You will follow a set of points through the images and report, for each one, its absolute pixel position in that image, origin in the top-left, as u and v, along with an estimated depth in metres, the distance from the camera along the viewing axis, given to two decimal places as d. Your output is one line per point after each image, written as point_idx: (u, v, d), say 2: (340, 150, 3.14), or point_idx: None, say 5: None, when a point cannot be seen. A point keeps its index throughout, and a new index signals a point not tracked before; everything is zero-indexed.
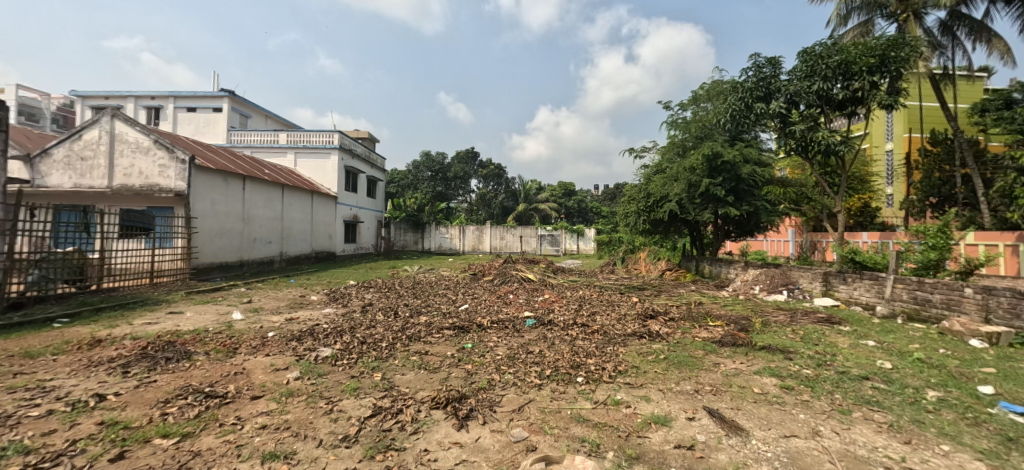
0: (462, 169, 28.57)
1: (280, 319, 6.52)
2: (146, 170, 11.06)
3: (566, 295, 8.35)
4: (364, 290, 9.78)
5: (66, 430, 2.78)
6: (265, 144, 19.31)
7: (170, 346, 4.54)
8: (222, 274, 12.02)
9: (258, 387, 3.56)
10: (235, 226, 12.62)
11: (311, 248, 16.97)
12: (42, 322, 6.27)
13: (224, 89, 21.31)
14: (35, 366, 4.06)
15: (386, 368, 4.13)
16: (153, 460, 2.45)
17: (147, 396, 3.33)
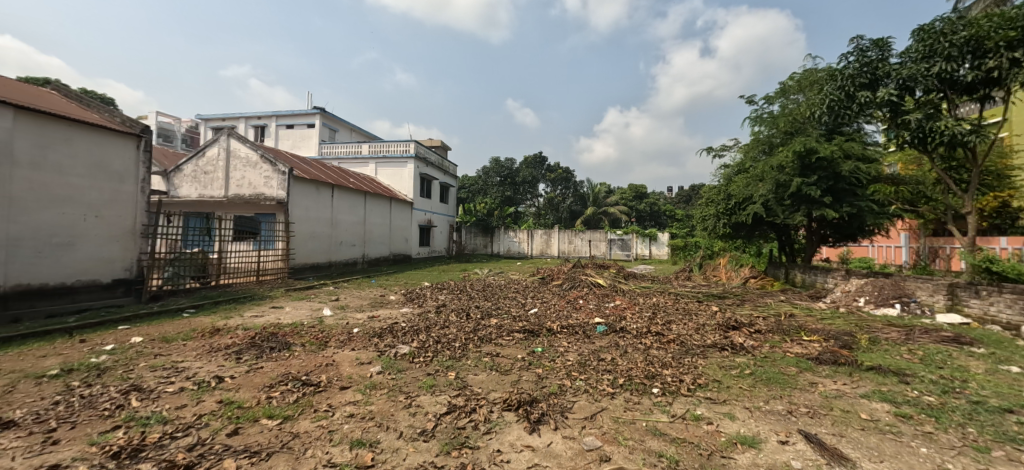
0: (531, 173, 28.82)
1: (363, 317, 7.02)
2: (254, 181, 12.54)
3: (638, 302, 8.05)
4: (438, 291, 10.20)
5: (194, 405, 3.23)
6: (350, 155, 20.98)
7: (273, 337, 5.09)
8: (314, 273, 13.25)
9: (346, 378, 3.86)
10: (325, 230, 13.84)
11: (389, 251, 18.09)
12: (175, 311, 7.37)
13: (316, 106, 23.55)
14: (171, 349, 4.77)
15: (460, 368, 4.27)
16: (261, 438, 2.75)
17: (256, 380, 3.75)
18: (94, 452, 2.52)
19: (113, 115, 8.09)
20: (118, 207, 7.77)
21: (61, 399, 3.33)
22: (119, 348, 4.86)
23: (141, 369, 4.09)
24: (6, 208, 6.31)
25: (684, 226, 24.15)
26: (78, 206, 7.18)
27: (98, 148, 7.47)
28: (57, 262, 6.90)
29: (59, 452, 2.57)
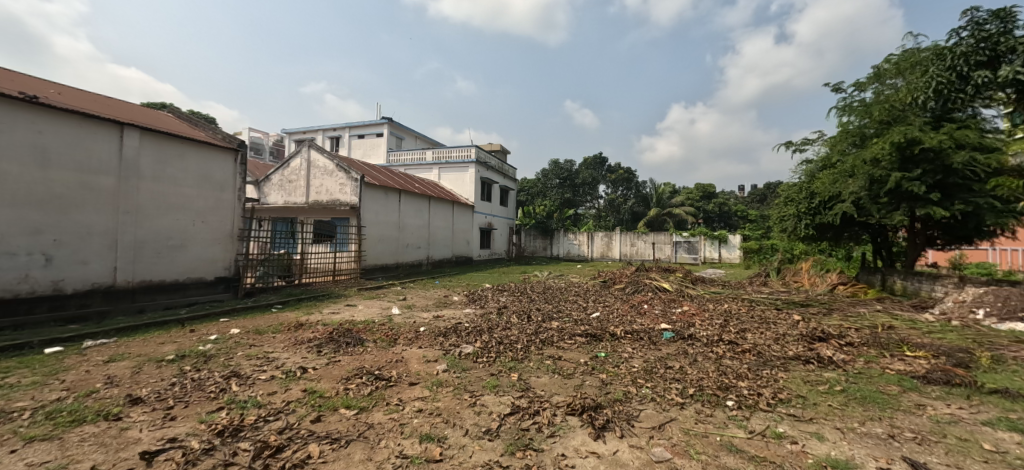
0: (591, 175, 28.33)
1: (429, 316, 7.31)
2: (331, 188, 13.54)
3: (708, 308, 7.59)
4: (499, 293, 10.35)
5: (283, 392, 3.55)
6: (416, 161, 21.97)
7: (349, 333, 5.46)
8: (383, 274, 14.03)
9: (414, 374, 4.04)
10: (393, 233, 14.59)
11: (452, 253, 18.65)
12: (266, 306, 8.18)
13: (385, 117, 24.95)
14: (263, 340, 5.29)
15: (522, 369, 4.29)
16: (341, 426, 2.96)
17: (335, 373, 4.05)
18: (203, 429, 2.86)
19: (216, 132, 9.15)
20: (219, 214, 8.77)
21: (177, 380, 3.81)
22: (221, 338, 5.47)
23: (239, 357, 4.57)
24: (136, 215, 7.37)
25: (758, 228, 22.44)
26: (189, 213, 8.20)
27: (204, 162, 8.50)
28: (173, 261, 7.94)
29: (176, 427, 2.94)
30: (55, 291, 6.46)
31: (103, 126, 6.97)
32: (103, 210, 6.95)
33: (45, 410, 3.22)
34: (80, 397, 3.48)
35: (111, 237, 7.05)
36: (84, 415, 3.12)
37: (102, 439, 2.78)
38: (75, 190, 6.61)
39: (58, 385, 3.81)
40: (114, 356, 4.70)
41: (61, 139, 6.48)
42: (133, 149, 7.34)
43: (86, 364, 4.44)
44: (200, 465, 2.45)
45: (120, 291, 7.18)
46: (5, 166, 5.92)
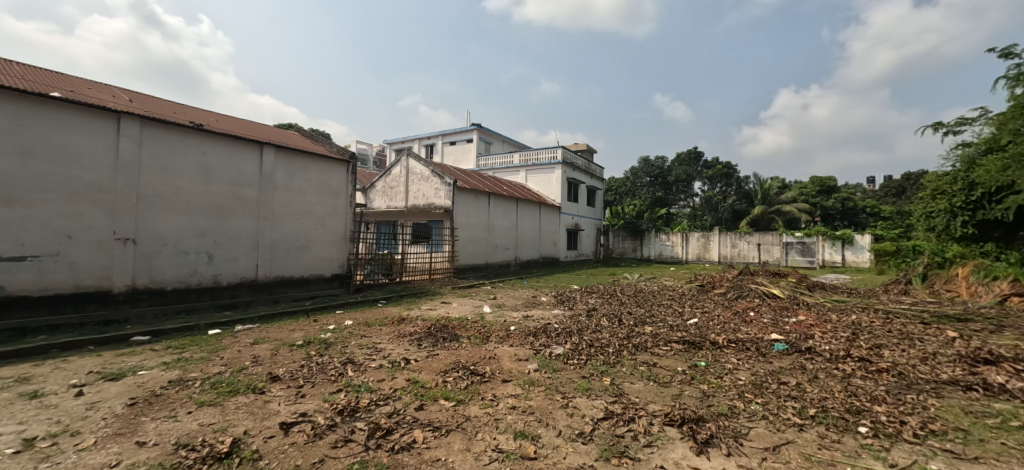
0: (685, 171, 26.48)
1: (519, 316, 7.46)
2: (427, 193, 14.49)
3: (830, 319, 6.65)
4: (587, 295, 10.17)
5: (390, 381, 3.88)
6: (503, 164, 22.55)
7: (446, 329, 5.79)
8: (474, 274, 14.63)
9: (507, 372, 4.15)
10: (483, 234, 15.15)
11: (539, 254, 18.83)
12: (373, 301, 9.03)
13: (474, 123, 26.04)
14: (371, 332, 5.85)
15: (615, 374, 4.17)
16: (441, 416, 3.14)
17: (434, 365, 4.32)
18: (327, 408, 3.24)
19: (333, 147, 10.33)
20: (335, 218, 9.87)
21: (305, 363, 4.38)
22: (337, 328, 6.16)
23: (353, 346, 5.11)
24: (271, 220, 8.62)
25: (895, 226, 19.09)
26: (312, 218, 9.36)
27: (324, 173, 9.64)
28: (299, 259, 9.13)
29: (305, 403, 3.37)
30: (215, 283, 7.80)
31: (247, 145, 8.25)
32: (248, 216, 8.25)
33: (209, 381, 3.90)
34: (234, 372, 4.16)
35: (254, 239, 8.32)
36: (237, 387, 3.72)
37: (251, 408, 3.29)
38: (228, 200, 7.94)
39: (219, 361, 4.60)
40: (257, 339, 5.55)
41: (219, 158, 7.82)
42: (270, 164, 8.59)
43: (238, 345, 5.30)
44: (325, 439, 2.77)
45: (260, 284, 8.45)
46: (181, 182, 7.33)
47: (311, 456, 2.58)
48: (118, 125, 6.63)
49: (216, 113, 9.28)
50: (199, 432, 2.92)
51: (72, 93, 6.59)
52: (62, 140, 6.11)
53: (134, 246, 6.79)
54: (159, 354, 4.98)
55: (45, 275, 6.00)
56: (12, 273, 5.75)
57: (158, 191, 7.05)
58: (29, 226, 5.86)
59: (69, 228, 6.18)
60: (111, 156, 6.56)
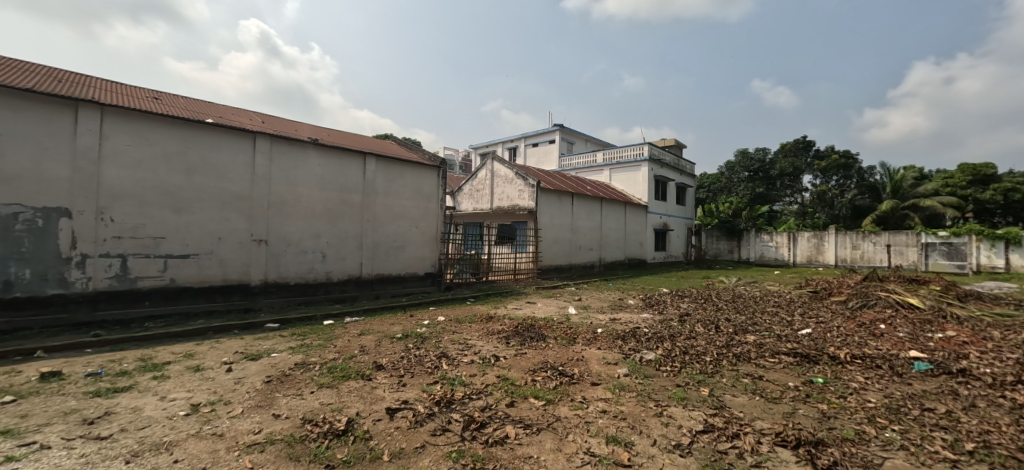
0: (792, 163, 23.63)
1: (605, 318, 7.28)
2: (511, 194, 14.80)
3: (991, 336, 5.47)
4: (679, 299, 9.57)
5: (481, 376, 4.03)
6: (587, 163, 22.16)
7: (532, 328, 5.86)
8: (558, 275, 14.61)
9: (596, 375, 4.08)
10: (566, 235, 15.07)
11: (625, 255, 18.21)
12: (462, 299, 9.48)
13: (557, 124, 26.01)
14: (462, 329, 6.13)
15: (714, 385, 3.89)
16: (532, 414, 3.18)
17: (523, 363, 4.41)
18: (425, 398, 3.46)
19: (425, 154, 11.03)
20: (428, 220, 10.52)
21: (405, 355, 4.73)
22: (431, 324, 6.56)
23: (446, 341, 5.40)
24: (373, 223, 9.45)
25: None
26: (407, 220, 10.08)
27: (418, 178, 10.33)
28: (397, 259, 9.89)
29: (406, 392, 3.65)
30: (328, 279, 8.77)
31: (353, 155, 9.15)
32: (354, 220, 9.14)
33: (326, 366, 4.39)
34: (346, 359, 4.65)
35: (359, 240, 9.20)
36: (349, 373, 4.15)
37: (361, 392, 3.65)
38: (338, 205, 8.88)
39: (333, 348, 5.17)
40: (364, 331, 6.13)
41: (330, 168, 8.78)
42: (372, 171, 9.43)
43: (347, 335, 5.90)
44: (425, 427, 2.97)
45: (364, 281, 9.32)
46: (302, 190, 8.37)
47: (414, 441, 2.79)
48: (253, 142, 7.76)
49: (327, 128, 10.46)
50: (320, 410, 3.30)
51: (220, 118, 7.87)
52: (213, 157, 7.32)
53: (266, 246, 7.91)
54: (286, 340, 5.74)
55: (202, 270, 7.23)
56: (180, 268, 7.02)
57: (284, 199, 8.12)
58: (191, 230, 7.11)
59: (219, 231, 7.38)
60: (249, 170, 7.71)
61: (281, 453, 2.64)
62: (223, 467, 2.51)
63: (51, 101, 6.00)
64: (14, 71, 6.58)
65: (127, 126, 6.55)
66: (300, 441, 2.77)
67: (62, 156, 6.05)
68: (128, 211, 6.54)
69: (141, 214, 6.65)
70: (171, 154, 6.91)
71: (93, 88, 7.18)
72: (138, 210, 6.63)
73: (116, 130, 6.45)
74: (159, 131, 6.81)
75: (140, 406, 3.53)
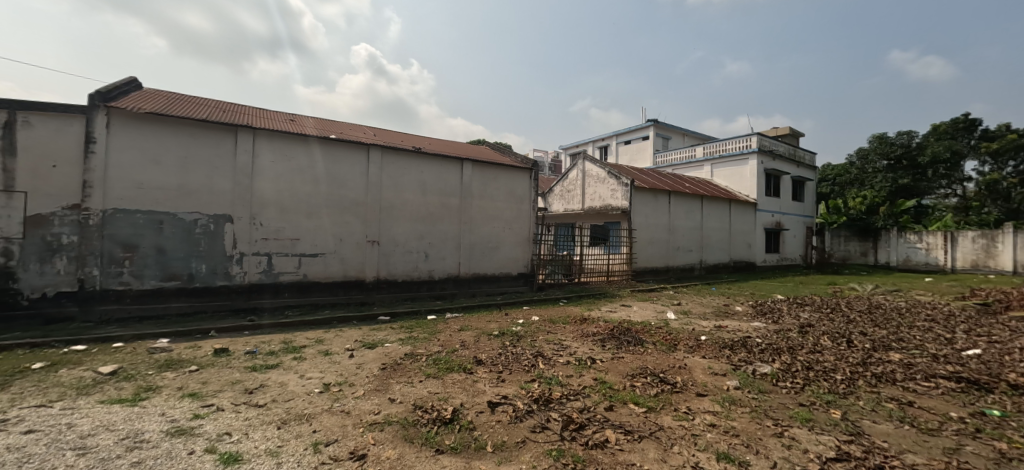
0: (949, 145, 19.50)
1: (710, 325, 6.77)
2: (603, 195, 14.50)
3: None
4: (798, 307, 8.52)
5: (577, 377, 4.02)
6: (685, 159, 20.76)
7: (629, 332, 5.67)
8: (654, 277, 13.93)
9: (702, 385, 3.82)
10: (663, 235, 14.30)
11: (730, 257, 16.69)
12: (555, 299, 9.55)
13: (651, 119, 24.85)
14: (557, 329, 6.16)
15: (847, 408, 3.40)
16: (632, 420, 3.09)
17: (620, 368, 4.29)
18: (524, 395, 3.55)
19: (518, 157, 11.32)
20: (521, 221, 10.76)
21: (502, 351, 4.91)
22: (526, 322, 6.71)
23: (541, 341, 5.48)
24: (470, 225, 9.94)
25: None
26: (501, 222, 10.42)
27: (511, 181, 10.62)
28: (492, 259, 10.27)
29: (505, 388, 3.78)
30: (430, 277, 9.42)
31: (451, 161, 9.72)
32: (452, 222, 9.71)
33: (431, 358, 4.73)
34: (449, 353, 4.96)
35: (457, 241, 9.75)
36: (452, 365, 4.42)
37: (463, 384, 3.87)
38: (438, 209, 9.51)
39: (437, 341, 5.56)
40: (463, 327, 6.49)
41: (431, 174, 9.43)
42: (469, 176, 9.93)
43: (449, 330, 6.28)
44: (525, 423, 3.05)
45: (462, 279, 9.83)
46: (407, 195, 9.12)
47: (515, 435, 2.88)
48: (367, 153, 8.66)
49: (428, 138, 11.28)
50: (429, 398, 3.58)
51: (341, 134, 8.92)
52: (336, 169, 8.32)
53: (378, 247, 8.76)
54: (396, 332, 6.30)
55: (328, 267, 8.25)
56: (310, 265, 8.09)
57: (392, 204, 8.93)
58: (319, 232, 8.16)
59: (340, 233, 8.36)
60: (364, 178, 8.62)
61: (397, 434, 2.91)
62: (351, 440, 2.85)
63: (220, 128, 7.34)
64: (194, 106, 8.18)
65: (272, 144, 7.75)
66: (413, 425, 3.03)
67: (226, 173, 7.38)
68: (273, 217, 7.73)
69: (282, 219, 7.82)
70: (304, 167, 8.01)
71: (246, 114, 8.62)
72: (279, 215, 7.79)
73: (263, 149, 7.67)
74: (295, 148, 7.94)
75: (285, 382, 4.16)
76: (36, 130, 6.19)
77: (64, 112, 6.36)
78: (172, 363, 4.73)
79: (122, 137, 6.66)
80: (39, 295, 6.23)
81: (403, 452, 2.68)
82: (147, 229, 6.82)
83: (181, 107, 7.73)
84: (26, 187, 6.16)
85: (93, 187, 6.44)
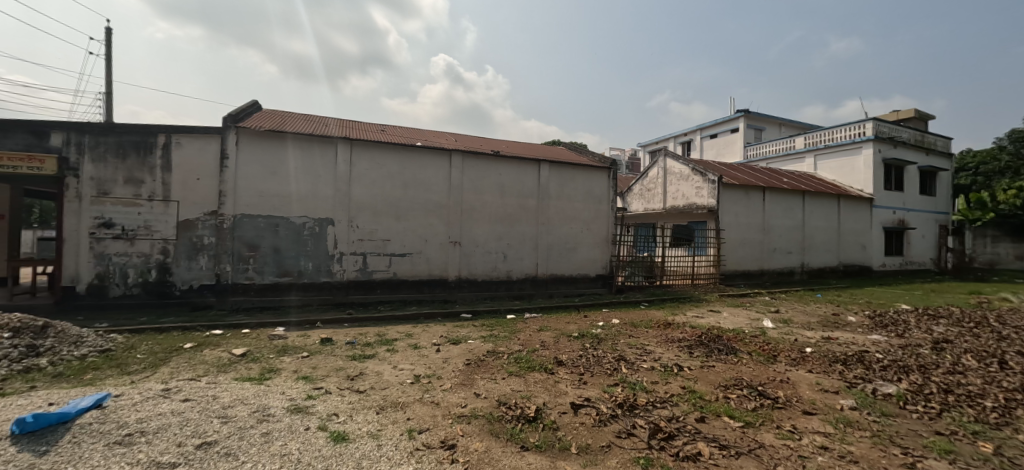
0: None
1: (816, 336, 6.07)
2: (687, 193, 13.69)
3: None
4: (930, 319, 7.30)
5: (663, 384, 3.85)
6: (782, 151, 18.84)
7: (720, 339, 5.29)
8: (746, 281, 12.84)
9: (809, 402, 3.45)
10: (757, 235, 13.11)
11: (838, 260, 14.83)
12: (635, 302, 9.24)
13: (741, 110, 22.97)
14: (639, 333, 5.95)
15: (1001, 441, 2.85)
16: (727, 435, 2.90)
17: (711, 377, 4.03)
18: (608, 399, 3.48)
19: (595, 156, 11.13)
20: (599, 222, 10.55)
21: (583, 353, 4.86)
22: (606, 325, 6.56)
23: (622, 344, 5.33)
24: (548, 225, 9.98)
25: None
26: (579, 222, 10.32)
27: (589, 181, 10.47)
28: (569, 260, 10.20)
29: (588, 390, 3.75)
30: (508, 277, 9.62)
31: (529, 163, 9.85)
32: (530, 223, 9.82)
33: (513, 356, 4.84)
34: (529, 352, 5.03)
35: (534, 241, 9.84)
36: (533, 365, 4.48)
37: (545, 384, 3.90)
38: (516, 210, 9.68)
39: (517, 341, 5.66)
40: (543, 327, 6.53)
41: (510, 176, 9.63)
42: (546, 177, 9.98)
43: (528, 329, 6.37)
44: (609, 427, 3.00)
45: (540, 280, 9.90)
46: (487, 197, 9.42)
47: (599, 439, 2.84)
48: (450, 158, 9.09)
49: (506, 141, 11.52)
50: (512, 395, 3.67)
51: (426, 141, 9.47)
52: (422, 174, 8.85)
53: (460, 247, 9.15)
54: (479, 329, 6.55)
55: (414, 267, 8.79)
56: (400, 264, 8.68)
57: (473, 206, 9.28)
58: (407, 234, 8.73)
59: (425, 234, 8.87)
60: (447, 182, 9.06)
61: (484, 428, 3.03)
62: (442, 430, 3.01)
63: (323, 141, 8.18)
64: (303, 122, 9.23)
65: (366, 154, 8.46)
66: (498, 420, 3.12)
67: (328, 180, 8.20)
68: (367, 220, 8.45)
69: (375, 222, 8.50)
70: (393, 173, 8.64)
71: (344, 128, 9.51)
72: (372, 218, 8.49)
73: (359, 158, 8.41)
74: (386, 156, 8.60)
75: (381, 371, 4.52)
76: (185, 149, 7.42)
77: (205, 133, 7.53)
78: (288, 349, 5.38)
79: (248, 152, 7.71)
80: (187, 287, 7.44)
81: (490, 446, 2.78)
82: (266, 231, 7.82)
83: (293, 124, 8.76)
84: (178, 196, 7.40)
85: (226, 196, 7.55)
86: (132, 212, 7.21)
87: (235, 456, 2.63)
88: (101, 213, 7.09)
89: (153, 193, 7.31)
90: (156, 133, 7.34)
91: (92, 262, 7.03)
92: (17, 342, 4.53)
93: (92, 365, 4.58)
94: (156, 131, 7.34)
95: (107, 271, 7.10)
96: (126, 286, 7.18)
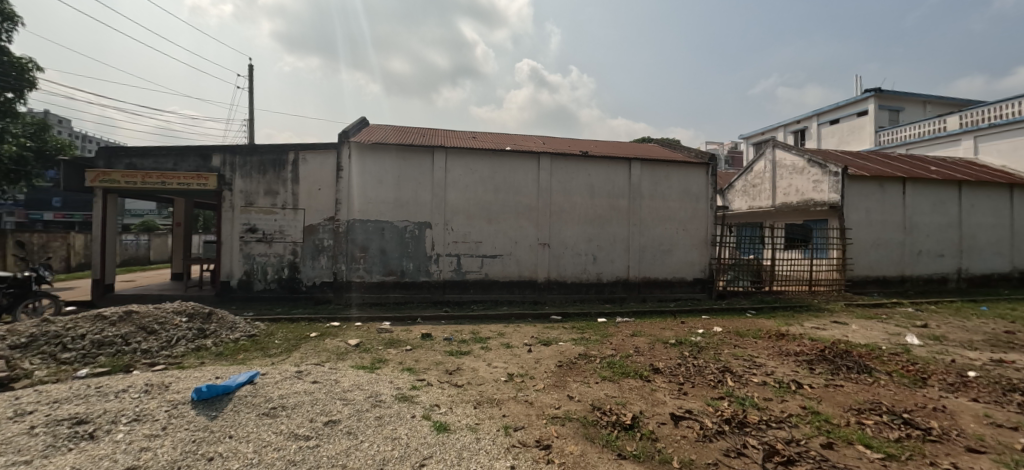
0: None
1: (982, 358, 4.97)
2: (803, 188, 12.15)
3: None
4: None
5: (779, 402, 3.47)
6: (929, 135, 15.85)
7: (848, 355, 4.60)
8: (881, 289, 11.03)
9: (974, 438, 2.86)
10: (896, 235, 11.17)
11: (1012, 266, 12.04)
12: (741, 309, 8.45)
13: (871, 89, 19.90)
14: (747, 344, 5.42)
15: None
16: (860, 465, 2.53)
17: (839, 398, 3.54)
18: (712, 413, 3.24)
19: (691, 152, 10.46)
20: (697, 221, 9.86)
21: (682, 362, 4.58)
22: (706, 333, 6.09)
23: (726, 354, 4.92)
24: (640, 226, 9.59)
25: None
26: (674, 223, 9.75)
27: (685, 179, 9.84)
28: (664, 263, 9.69)
29: (689, 402, 3.52)
30: (599, 280, 9.43)
31: (620, 162, 9.56)
32: (622, 224, 9.53)
33: (606, 361, 4.73)
34: (622, 357, 4.87)
35: (626, 243, 9.52)
36: (627, 370, 4.34)
37: (642, 392, 3.75)
38: (606, 211, 9.45)
39: (610, 345, 5.51)
40: (636, 332, 6.31)
41: (599, 177, 9.45)
42: (638, 175, 9.60)
43: (620, 334, 6.18)
44: (716, 444, 2.79)
45: (632, 283, 9.55)
46: (576, 199, 9.34)
47: (705, 455, 2.66)
48: (538, 161, 9.19)
49: (595, 141, 11.33)
50: (606, 400, 3.59)
51: (514, 146, 9.70)
52: (512, 178, 9.09)
53: (549, 249, 9.20)
54: (569, 331, 6.49)
55: (505, 268, 9.04)
56: (491, 265, 9.00)
57: (561, 207, 9.27)
58: (498, 236, 9.02)
59: (516, 236, 9.08)
60: (535, 184, 9.17)
61: (578, 431, 3.01)
62: (536, 430, 3.06)
63: (422, 150, 8.81)
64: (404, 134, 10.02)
65: (460, 161, 8.92)
66: (593, 425, 3.08)
67: (427, 187, 8.81)
68: (461, 223, 8.90)
69: (468, 225, 8.92)
70: (485, 178, 8.99)
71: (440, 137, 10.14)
72: (466, 222, 8.92)
73: (453, 165, 8.90)
74: (478, 162, 8.98)
75: (476, 368, 4.72)
76: (310, 164, 8.50)
77: (326, 148, 8.55)
78: (394, 342, 5.87)
79: (359, 164, 8.60)
80: (312, 283, 8.50)
81: (586, 450, 2.76)
82: (374, 233, 8.63)
83: (396, 136, 9.57)
84: (306, 205, 8.50)
85: (342, 205, 8.51)
86: (270, 218, 8.45)
87: (355, 435, 2.95)
88: (248, 220, 8.42)
89: (286, 203, 8.48)
90: (288, 151, 8.52)
91: (242, 261, 8.38)
92: (192, 326, 5.57)
93: (243, 347, 5.48)
94: (287, 149, 8.51)
95: (253, 269, 8.40)
96: (266, 281, 8.43)
